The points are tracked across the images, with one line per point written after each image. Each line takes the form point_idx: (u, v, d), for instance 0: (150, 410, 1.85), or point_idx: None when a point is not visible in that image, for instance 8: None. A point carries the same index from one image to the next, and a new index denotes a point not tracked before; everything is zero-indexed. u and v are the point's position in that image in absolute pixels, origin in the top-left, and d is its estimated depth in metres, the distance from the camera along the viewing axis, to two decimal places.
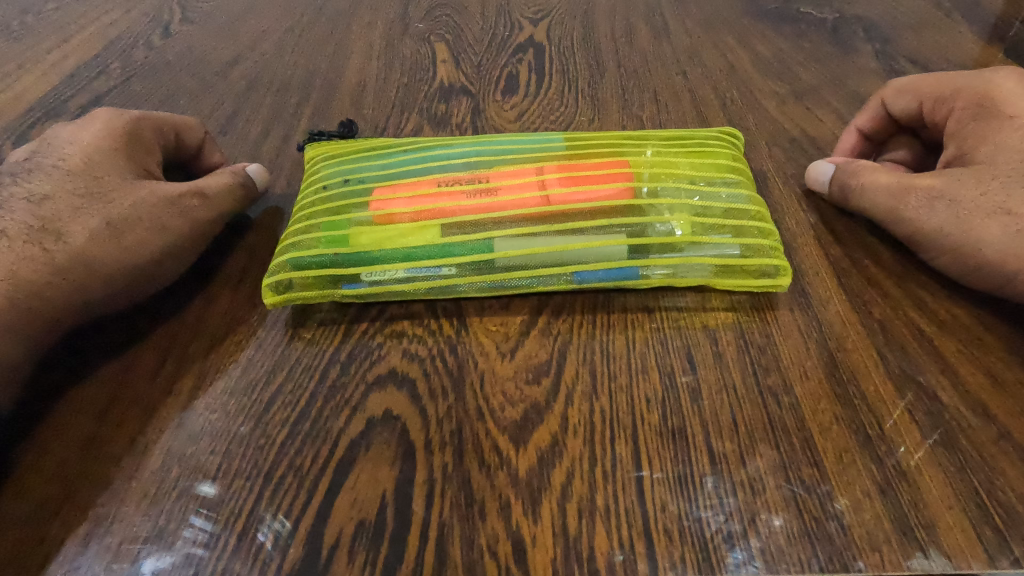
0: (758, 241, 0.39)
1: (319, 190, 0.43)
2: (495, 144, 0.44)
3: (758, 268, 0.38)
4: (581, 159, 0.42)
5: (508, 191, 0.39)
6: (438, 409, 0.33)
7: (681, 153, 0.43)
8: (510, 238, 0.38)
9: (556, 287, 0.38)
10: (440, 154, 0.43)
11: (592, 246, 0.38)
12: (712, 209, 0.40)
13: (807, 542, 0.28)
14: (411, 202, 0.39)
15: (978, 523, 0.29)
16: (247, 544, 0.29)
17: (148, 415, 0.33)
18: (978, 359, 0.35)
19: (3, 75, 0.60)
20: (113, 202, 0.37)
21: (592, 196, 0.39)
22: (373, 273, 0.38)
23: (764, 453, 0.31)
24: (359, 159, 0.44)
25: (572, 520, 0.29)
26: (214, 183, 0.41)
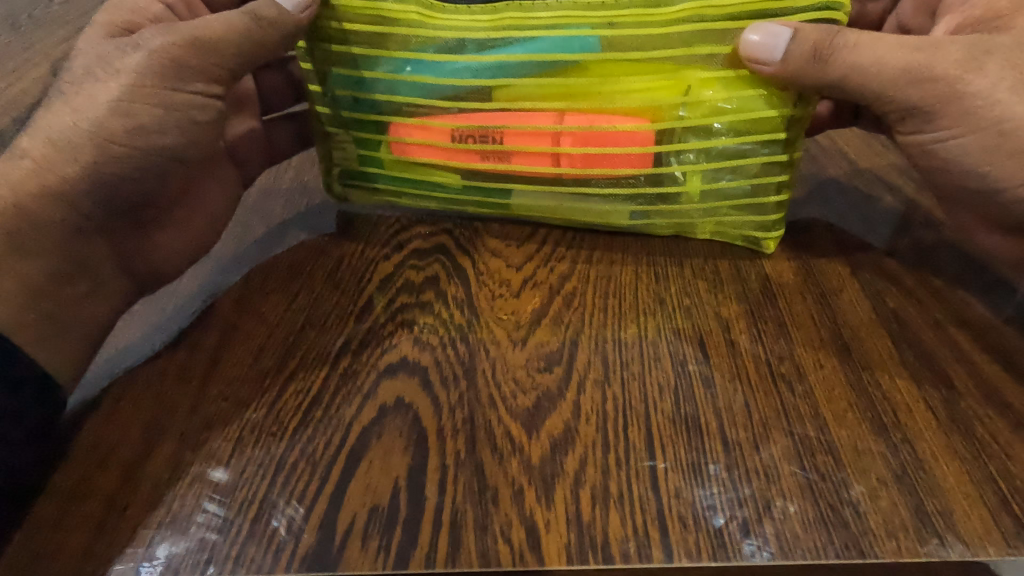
0: (763, 214, 0.40)
1: (333, 105, 0.40)
2: (520, 69, 0.36)
3: (754, 235, 0.41)
4: (620, 98, 0.36)
5: (522, 159, 0.38)
6: (450, 396, 0.33)
7: (749, 84, 0.35)
8: (525, 198, 0.41)
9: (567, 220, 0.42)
10: (453, 81, 0.37)
11: (599, 206, 0.40)
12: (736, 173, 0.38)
13: (823, 528, 0.28)
14: (424, 155, 0.39)
15: (996, 510, 0.28)
16: (261, 529, 0.28)
17: (161, 402, 0.33)
18: (995, 349, 0.35)
19: (13, 68, 0.61)
20: (94, 53, 0.36)
21: (604, 177, 0.38)
22: (409, 202, 0.44)
23: (778, 440, 0.31)
24: (368, 65, 0.38)
25: (585, 507, 0.29)
26: (203, 22, 0.35)
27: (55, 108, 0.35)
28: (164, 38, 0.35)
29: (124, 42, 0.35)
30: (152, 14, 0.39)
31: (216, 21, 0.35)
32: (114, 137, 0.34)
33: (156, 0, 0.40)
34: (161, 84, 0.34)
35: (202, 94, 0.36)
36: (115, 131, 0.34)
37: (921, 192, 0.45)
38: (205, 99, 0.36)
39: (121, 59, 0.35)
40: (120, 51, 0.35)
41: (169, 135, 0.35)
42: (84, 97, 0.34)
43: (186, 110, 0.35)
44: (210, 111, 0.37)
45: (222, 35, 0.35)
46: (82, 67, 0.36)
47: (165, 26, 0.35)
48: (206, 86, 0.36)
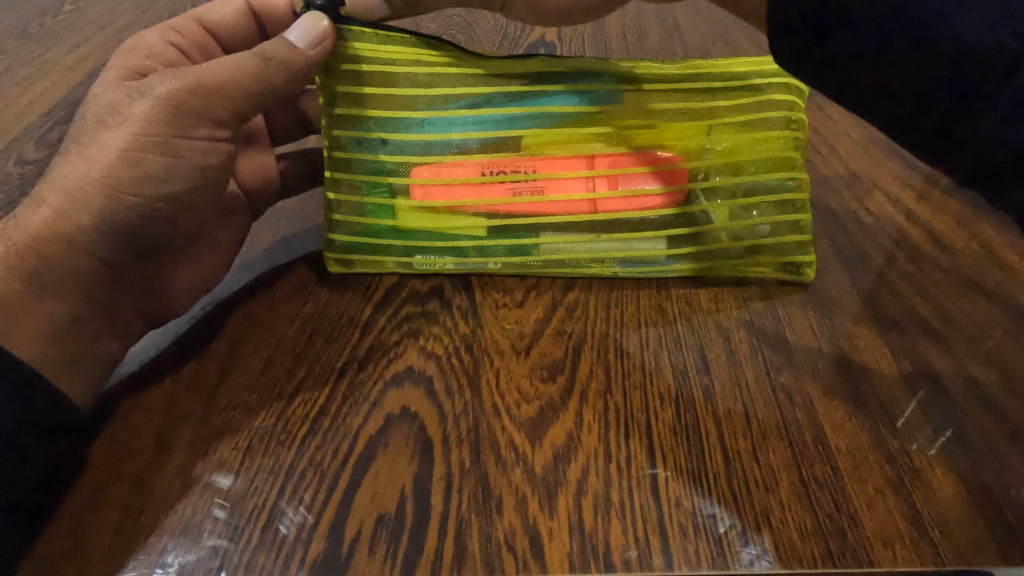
0: (790, 239, 0.39)
1: (356, 150, 0.38)
2: (551, 101, 0.38)
3: (788, 261, 0.40)
4: (638, 128, 0.39)
5: (558, 189, 0.39)
6: (455, 406, 0.34)
7: (749, 123, 0.40)
8: (555, 239, 0.40)
9: (595, 272, 0.40)
10: (489, 112, 0.38)
11: (627, 242, 0.40)
12: (754, 196, 0.40)
13: (820, 537, 0.28)
14: (453, 194, 0.38)
15: (991, 520, 0.29)
16: (270, 536, 0.29)
17: (174, 412, 0.34)
18: (990, 358, 0.36)
19: (25, 76, 0.62)
20: (105, 99, 0.35)
21: (637, 204, 0.39)
22: (424, 265, 0.41)
23: (776, 450, 0.32)
24: (397, 103, 0.38)
25: (587, 515, 0.29)
26: (209, 66, 0.34)
27: (66, 158, 0.34)
28: (172, 84, 0.34)
29: (132, 88, 0.35)
30: (166, 59, 0.40)
31: (223, 65, 0.34)
32: (125, 186, 0.33)
33: (168, 43, 0.41)
34: (169, 132, 0.33)
35: (208, 139, 0.35)
36: (124, 180, 0.33)
37: (919, 200, 0.46)
38: (211, 143, 0.35)
39: (129, 107, 0.34)
40: (128, 98, 0.34)
41: (176, 182, 0.34)
42: (95, 146, 0.33)
43: (194, 157, 0.35)
44: (218, 155, 0.36)
45: (225, 77, 0.34)
46: (92, 116, 0.35)
47: (172, 72, 0.35)
48: (212, 131, 0.35)
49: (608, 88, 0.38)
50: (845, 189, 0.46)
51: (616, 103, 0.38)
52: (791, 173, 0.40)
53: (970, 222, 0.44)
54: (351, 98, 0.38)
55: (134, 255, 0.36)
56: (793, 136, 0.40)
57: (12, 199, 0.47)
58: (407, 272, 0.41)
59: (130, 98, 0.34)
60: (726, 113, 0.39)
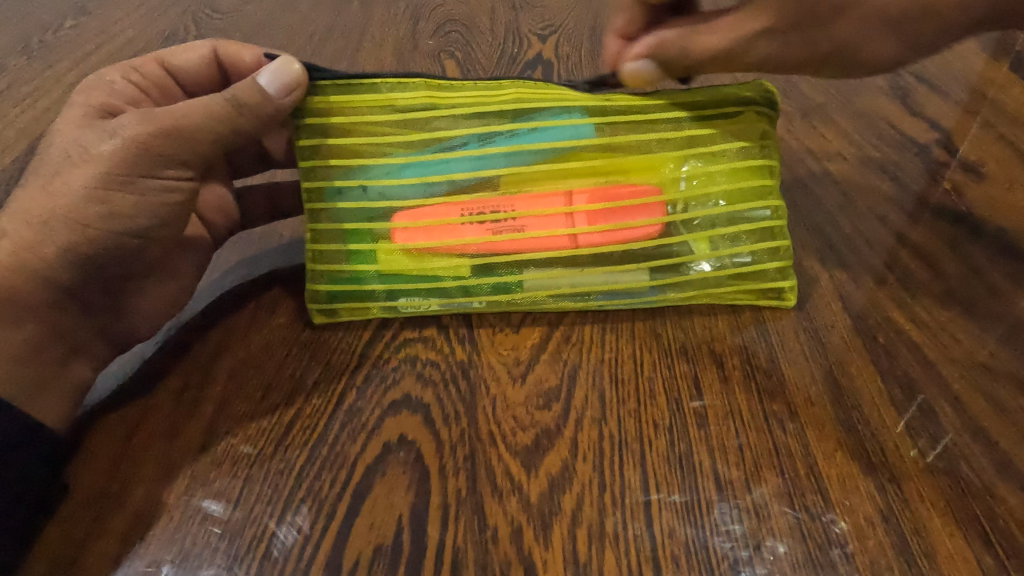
0: (772, 265, 0.40)
1: (336, 200, 0.38)
2: (527, 140, 0.38)
3: (772, 287, 0.40)
4: (615, 161, 0.39)
5: (537, 226, 0.38)
6: (451, 434, 0.34)
7: (727, 151, 0.39)
8: (538, 275, 0.39)
9: (580, 305, 0.40)
10: (465, 155, 0.38)
11: (611, 277, 0.40)
12: (734, 223, 0.40)
13: (811, 568, 0.29)
14: (434, 238, 0.38)
15: (979, 550, 0.29)
16: (269, 567, 0.30)
17: (170, 440, 0.34)
18: (980, 384, 0.36)
19: (26, 94, 0.62)
20: (69, 137, 0.35)
21: (617, 237, 0.38)
22: (408, 307, 0.40)
23: (769, 479, 0.32)
24: (373, 151, 0.38)
25: (582, 545, 0.30)
26: (178, 106, 0.34)
27: (29, 192, 0.34)
28: (142, 125, 0.34)
29: (101, 127, 0.34)
30: (126, 96, 0.40)
31: (191, 105, 0.34)
32: (91, 220, 0.33)
33: (129, 82, 0.40)
34: (136, 171, 0.33)
35: (176, 179, 0.35)
36: (92, 216, 0.33)
37: (911, 223, 0.46)
38: (178, 183, 0.35)
39: (96, 145, 0.33)
40: (97, 136, 0.34)
41: (142, 219, 0.34)
42: (59, 181, 0.33)
43: (161, 196, 0.35)
44: (185, 194, 0.36)
45: (195, 121, 0.34)
46: (55, 153, 0.34)
47: (141, 113, 0.34)
48: (181, 172, 0.35)
49: (581, 124, 0.38)
50: (838, 211, 0.47)
51: (591, 137, 0.38)
52: (769, 201, 0.40)
53: (962, 245, 0.45)
54: (331, 149, 0.38)
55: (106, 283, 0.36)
56: (767, 164, 0.40)
57: None
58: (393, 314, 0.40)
59: (98, 137, 0.34)
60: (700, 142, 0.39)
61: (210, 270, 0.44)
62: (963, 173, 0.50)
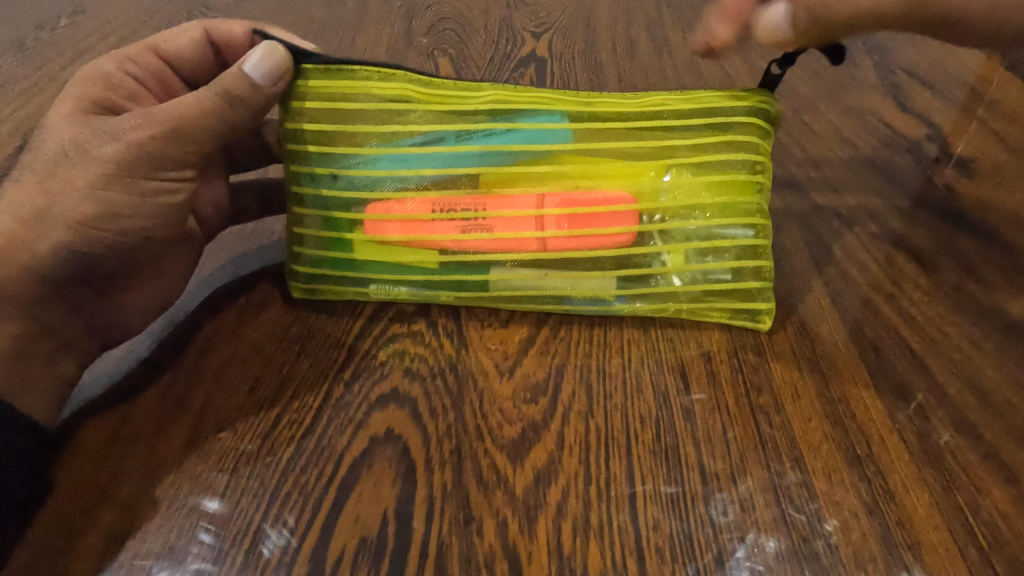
0: (752, 284, 0.38)
1: (310, 185, 0.38)
2: (502, 139, 0.37)
3: (749, 309, 0.38)
4: (592, 165, 0.38)
5: (507, 227, 0.37)
6: (438, 427, 0.34)
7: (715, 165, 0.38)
8: (505, 276, 0.39)
9: (547, 306, 0.40)
10: (439, 151, 0.37)
11: (580, 282, 0.38)
12: (718, 241, 0.38)
13: (795, 561, 0.29)
14: (401, 230, 0.38)
15: (963, 542, 0.29)
16: (254, 559, 0.30)
17: (158, 434, 0.34)
18: (967, 378, 0.36)
19: (19, 91, 0.62)
20: (62, 133, 0.34)
21: (584, 245, 0.37)
22: (379, 293, 0.40)
23: (754, 472, 0.32)
24: (349, 139, 0.38)
25: (567, 537, 0.30)
26: (172, 104, 0.34)
27: (21, 187, 0.33)
28: (142, 127, 0.33)
29: (99, 126, 0.34)
30: (125, 89, 0.40)
31: (184, 102, 0.34)
32: (91, 221, 0.33)
33: (126, 73, 0.40)
34: (138, 174, 0.34)
35: (176, 179, 0.35)
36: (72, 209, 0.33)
37: (902, 219, 0.46)
38: (178, 184, 0.36)
39: (96, 146, 0.33)
40: (95, 135, 0.34)
41: (143, 218, 0.35)
42: (57, 181, 0.33)
43: (162, 197, 0.35)
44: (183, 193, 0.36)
45: (194, 121, 0.34)
46: (49, 150, 0.34)
47: (137, 112, 0.34)
48: (180, 171, 0.35)
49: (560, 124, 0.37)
50: (829, 207, 0.47)
51: (566, 139, 0.37)
52: (756, 218, 0.38)
53: (952, 241, 0.45)
54: (309, 134, 0.38)
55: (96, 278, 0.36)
56: (757, 180, 0.38)
57: None
58: (364, 297, 0.41)
59: (96, 136, 0.34)
60: (685, 151, 0.38)
61: (202, 263, 0.44)
62: (954, 169, 0.50)
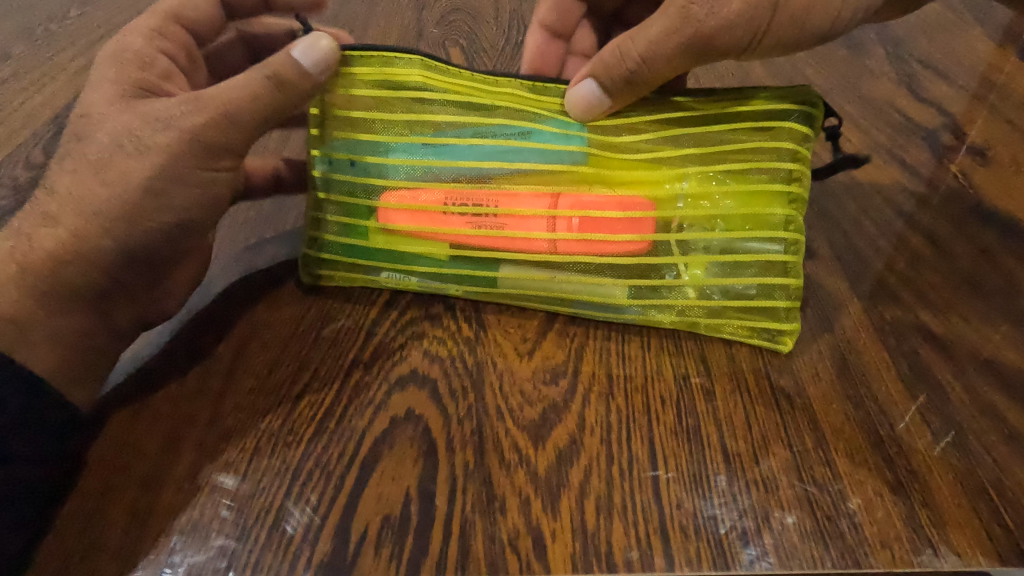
0: (775, 302, 0.36)
1: (325, 169, 0.39)
2: (519, 138, 0.37)
3: (770, 328, 0.37)
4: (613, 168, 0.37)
5: (518, 225, 0.37)
6: (459, 408, 0.34)
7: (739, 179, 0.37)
8: (513, 276, 0.38)
9: (554, 309, 0.39)
10: (455, 145, 0.37)
11: (590, 286, 0.37)
12: (735, 254, 0.37)
13: (819, 539, 0.29)
14: (415, 219, 0.38)
15: (988, 522, 0.29)
16: (277, 536, 0.30)
17: (178, 414, 0.35)
18: (987, 360, 0.36)
19: (30, 82, 0.62)
20: (114, 122, 0.33)
21: (594, 249, 0.36)
22: (385, 283, 0.40)
23: (777, 453, 0.32)
24: (370, 127, 0.38)
25: (590, 516, 0.30)
26: (220, 89, 0.33)
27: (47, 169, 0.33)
28: (196, 113, 0.33)
29: (151, 113, 0.33)
30: (158, 65, 0.37)
31: (235, 85, 0.33)
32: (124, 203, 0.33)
33: (157, 49, 0.38)
34: (192, 164, 0.33)
35: (230, 168, 0.35)
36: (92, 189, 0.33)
37: (918, 205, 0.46)
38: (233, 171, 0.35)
39: (150, 135, 0.33)
40: (147, 122, 0.33)
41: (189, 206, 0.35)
42: (114, 172, 0.33)
43: (216, 186, 0.34)
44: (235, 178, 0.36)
45: (244, 106, 0.33)
46: (100, 140, 0.33)
47: (185, 96, 0.33)
48: (233, 159, 0.35)
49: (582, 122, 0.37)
50: (845, 194, 0.47)
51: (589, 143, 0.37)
52: (781, 233, 0.36)
53: (969, 227, 0.45)
54: (334, 120, 0.38)
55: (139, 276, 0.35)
56: (789, 193, 0.37)
57: (17, 205, 0.48)
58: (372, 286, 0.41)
59: (149, 125, 0.33)
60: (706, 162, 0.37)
61: (219, 250, 0.44)
62: (969, 156, 0.50)
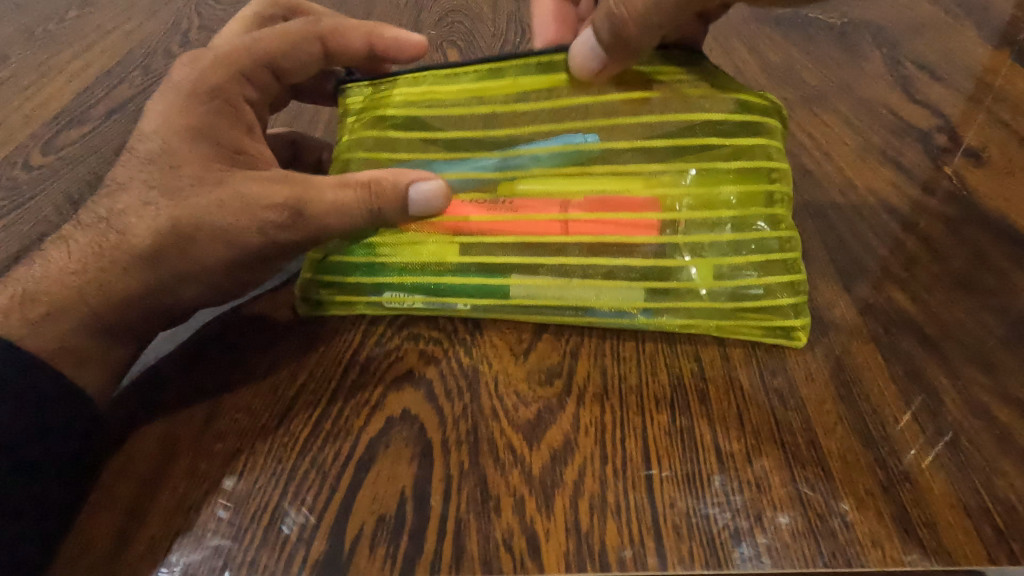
0: (784, 299, 0.37)
1: None
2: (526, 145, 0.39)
3: (781, 328, 0.37)
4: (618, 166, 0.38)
5: (529, 218, 0.38)
6: (454, 409, 0.34)
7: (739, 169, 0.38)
8: (524, 279, 0.38)
9: (566, 317, 0.38)
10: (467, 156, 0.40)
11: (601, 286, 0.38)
12: (740, 249, 0.38)
13: (811, 538, 0.29)
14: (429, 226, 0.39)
15: (979, 522, 0.30)
16: (273, 536, 0.30)
17: (176, 414, 0.35)
18: (980, 361, 0.37)
19: (29, 83, 0.62)
20: (202, 193, 0.34)
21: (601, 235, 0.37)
22: (393, 302, 0.39)
23: (770, 452, 0.32)
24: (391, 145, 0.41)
25: (583, 516, 0.30)
26: (334, 195, 0.34)
27: None
28: (291, 215, 0.34)
29: (239, 195, 0.34)
30: (243, 119, 0.38)
31: (344, 201, 0.34)
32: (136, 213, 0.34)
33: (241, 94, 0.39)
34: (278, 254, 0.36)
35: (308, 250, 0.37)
36: None
37: (913, 207, 0.46)
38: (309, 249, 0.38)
39: (239, 223, 0.33)
40: (239, 210, 0.33)
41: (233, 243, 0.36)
42: (190, 244, 0.33)
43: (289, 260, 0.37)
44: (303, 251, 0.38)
45: (341, 220, 0.35)
46: (181, 201, 0.34)
47: (287, 190, 0.34)
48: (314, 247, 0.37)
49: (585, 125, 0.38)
50: (840, 196, 0.47)
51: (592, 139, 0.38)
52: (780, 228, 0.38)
53: (964, 229, 0.45)
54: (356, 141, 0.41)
55: (173, 308, 0.36)
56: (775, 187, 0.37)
57: (16, 206, 0.48)
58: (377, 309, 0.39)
59: (239, 211, 0.33)
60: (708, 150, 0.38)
61: None
62: (964, 158, 0.51)
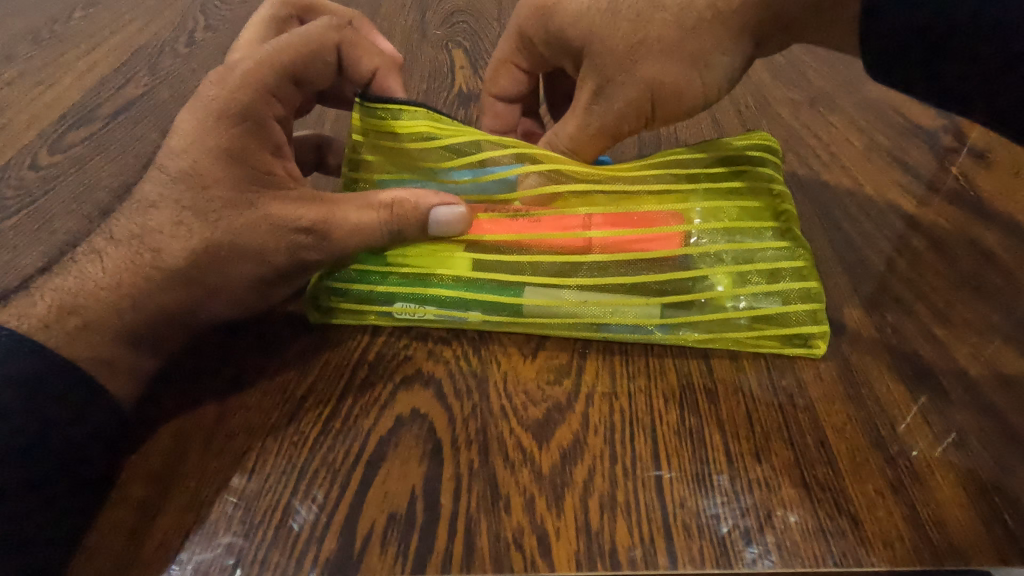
0: (801, 308, 0.37)
1: None
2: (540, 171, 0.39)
3: (796, 339, 0.37)
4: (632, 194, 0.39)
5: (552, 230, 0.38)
6: (463, 408, 0.34)
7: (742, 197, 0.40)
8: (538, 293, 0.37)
9: (578, 333, 0.38)
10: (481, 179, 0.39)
11: (618, 299, 0.37)
12: (753, 264, 0.38)
13: (821, 538, 0.29)
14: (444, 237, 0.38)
15: (989, 521, 0.30)
16: (284, 534, 0.30)
17: (186, 414, 0.35)
18: (988, 361, 0.37)
19: (35, 83, 0.62)
20: (233, 216, 0.34)
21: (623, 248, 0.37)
22: (403, 313, 0.38)
23: (779, 452, 0.32)
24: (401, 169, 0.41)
25: (594, 515, 0.30)
26: (357, 215, 0.36)
27: None
28: (318, 237, 0.35)
29: (269, 219, 0.34)
30: (273, 138, 0.37)
31: (365, 223, 0.36)
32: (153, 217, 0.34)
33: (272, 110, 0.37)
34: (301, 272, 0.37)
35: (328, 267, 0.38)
36: None
37: (919, 207, 0.47)
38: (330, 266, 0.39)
39: (268, 246, 0.34)
40: (269, 234, 0.34)
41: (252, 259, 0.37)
42: (224, 267, 0.34)
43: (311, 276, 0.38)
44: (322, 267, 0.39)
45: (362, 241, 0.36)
46: (210, 222, 0.34)
47: (314, 213, 0.35)
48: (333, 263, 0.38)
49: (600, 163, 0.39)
50: (847, 195, 0.47)
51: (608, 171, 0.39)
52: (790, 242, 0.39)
53: (970, 228, 0.45)
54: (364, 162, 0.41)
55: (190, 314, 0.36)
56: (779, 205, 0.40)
57: (22, 206, 0.48)
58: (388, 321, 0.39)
59: (271, 235, 0.34)
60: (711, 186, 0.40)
61: None
62: (969, 158, 0.51)
